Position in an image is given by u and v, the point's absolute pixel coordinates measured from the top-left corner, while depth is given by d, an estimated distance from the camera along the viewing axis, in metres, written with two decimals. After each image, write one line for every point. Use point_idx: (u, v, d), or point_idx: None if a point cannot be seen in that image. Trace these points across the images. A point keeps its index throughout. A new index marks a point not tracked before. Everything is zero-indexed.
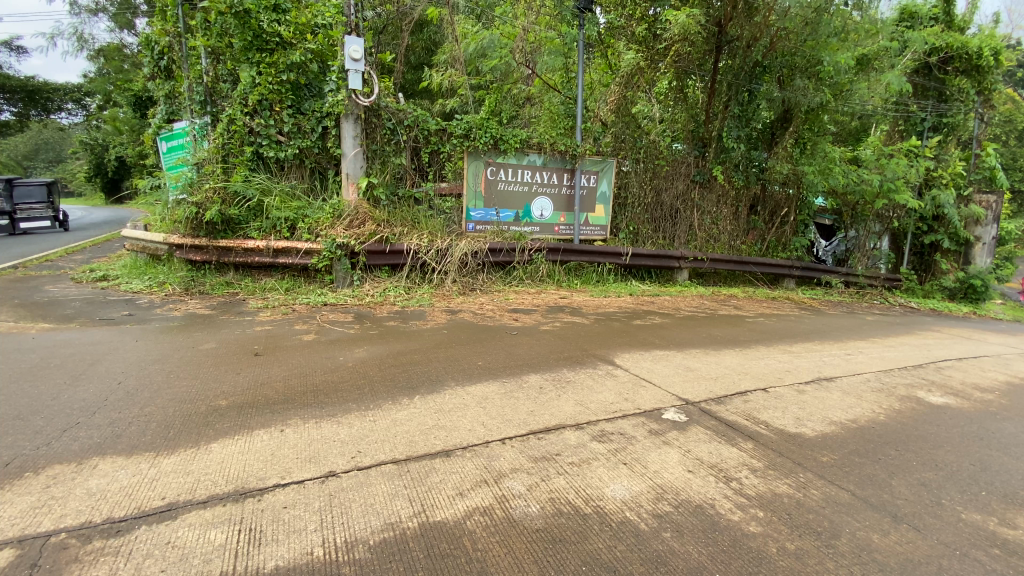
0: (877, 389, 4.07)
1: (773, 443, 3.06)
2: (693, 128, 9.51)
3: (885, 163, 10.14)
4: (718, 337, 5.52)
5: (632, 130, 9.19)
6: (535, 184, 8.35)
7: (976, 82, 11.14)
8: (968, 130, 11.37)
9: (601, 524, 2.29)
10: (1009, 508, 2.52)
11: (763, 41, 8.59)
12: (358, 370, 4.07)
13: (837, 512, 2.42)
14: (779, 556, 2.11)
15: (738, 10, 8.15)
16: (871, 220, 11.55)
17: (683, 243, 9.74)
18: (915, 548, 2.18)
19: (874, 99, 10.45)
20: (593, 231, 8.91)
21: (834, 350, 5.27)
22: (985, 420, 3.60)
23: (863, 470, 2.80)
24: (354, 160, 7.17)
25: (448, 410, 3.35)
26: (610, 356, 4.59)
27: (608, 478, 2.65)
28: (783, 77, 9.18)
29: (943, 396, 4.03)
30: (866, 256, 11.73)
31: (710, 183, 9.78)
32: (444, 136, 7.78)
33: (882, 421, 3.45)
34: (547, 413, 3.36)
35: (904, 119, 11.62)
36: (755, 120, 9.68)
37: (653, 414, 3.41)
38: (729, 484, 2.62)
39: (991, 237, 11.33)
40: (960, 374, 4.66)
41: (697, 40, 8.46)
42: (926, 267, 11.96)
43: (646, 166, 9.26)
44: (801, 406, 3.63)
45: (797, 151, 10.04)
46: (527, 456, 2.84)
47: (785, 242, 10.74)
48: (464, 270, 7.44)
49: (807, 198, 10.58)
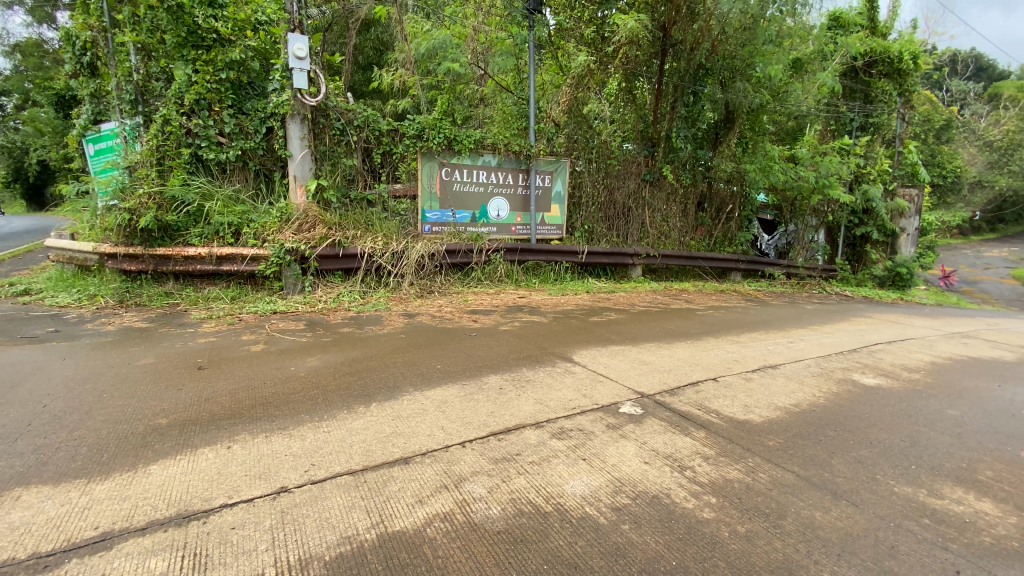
0: (817, 374, 4.32)
1: (724, 430, 3.18)
2: (642, 128, 9.77)
3: (819, 160, 10.84)
4: (670, 331, 5.69)
5: (584, 131, 9.35)
6: (490, 184, 8.36)
7: (897, 84, 11.98)
8: (892, 128, 12.27)
9: (561, 521, 2.30)
10: (936, 479, 2.72)
11: (706, 45, 8.93)
12: (311, 379, 3.93)
13: (784, 493, 2.54)
14: (731, 540, 2.19)
15: (681, 15, 8.45)
16: (808, 215, 12.31)
17: (636, 241, 10.01)
18: (853, 523, 2.31)
19: (808, 100, 11.05)
20: (549, 231, 9.04)
21: (777, 339, 5.54)
22: (913, 398, 3.88)
23: (806, 451, 2.96)
24: (302, 162, 6.95)
25: (406, 416, 3.29)
26: (569, 354, 4.65)
27: (568, 474, 2.67)
28: (725, 79, 9.49)
29: (875, 377, 4.33)
30: (804, 248, 12.41)
31: (660, 181, 10.11)
32: (396, 137, 7.64)
33: (822, 404, 3.66)
34: (507, 414, 3.36)
35: (835, 119, 12.37)
36: (701, 120, 10.00)
37: (610, 408, 3.47)
38: (682, 473, 2.70)
39: (913, 228, 12.27)
40: (890, 356, 5.02)
41: (643, 43, 8.72)
42: (858, 257, 12.73)
43: (599, 166, 9.46)
44: (748, 393, 3.80)
45: (740, 150, 10.45)
46: (487, 458, 2.82)
47: (730, 237, 11.28)
48: (421, 272, 7.33)
49: (750, 195, 11.14)
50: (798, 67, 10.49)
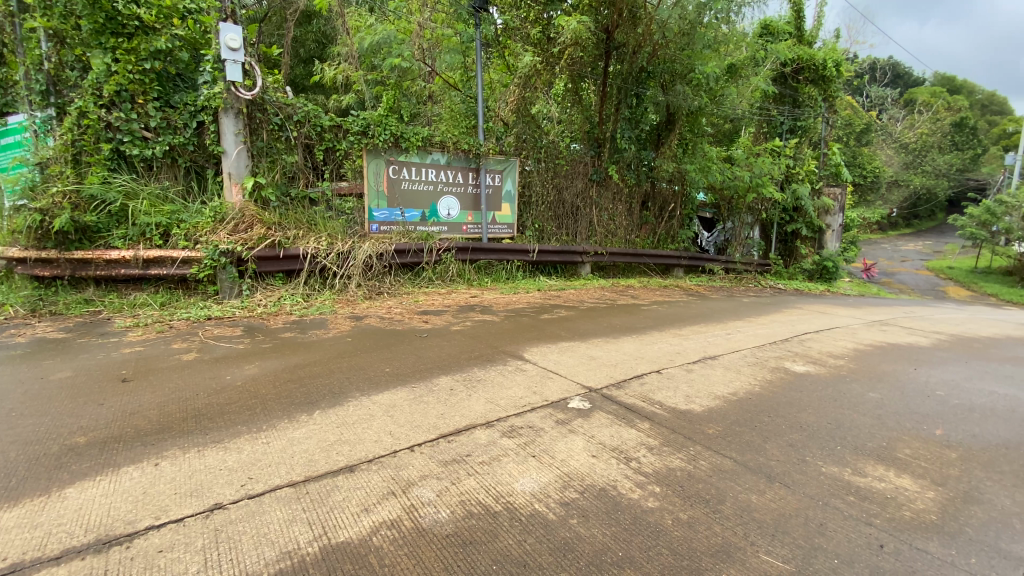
0: (752, 363, 4.56)
1: (668, 421, 3.29)
2: (589, 128, 9.96)
3: (753, 161, 11.48)
4: (618, 326, 5.83)
5: (533, 131, 9.41)
6: (439, 183, 8.25)
7: (821, 90, 12.83)
8: (818, 132, 13.18)
9: (510, 521, 2.30)
10: (858, 457, 2.93)
11: (647, 49, 9.18)
12: (249, 388, 3.73)
13: (723, 478, 2.66)
14: (674, 527, 2.26)
15: (623, 18, 8.62)
16: (744, 213, 12.88)
17: (585, 239, 10.21)
18: (785, 504, 2.45)
19: (742, 103, 11.53)
20: (500, 230, 9.04)
21: (716, 331, 5.81)
22: (838, 383, 4.17)
23: (743, 438, 3.11)
24: (237, 158, 6.60)
25: (351, 423, 3.18)
26: (519, 352, 4.66)
27: (518, 473, 2.67)
28: (666, 82, 9.81)
29: (805, 365, 4.62)
30: (741, 245, 13.08)
31: (607, 181, 10.35)
32: (340, 133, 7.38)
33: (757, 392, 3.86)
34: (457, 415, 3.32)
35: (767, 122, 12.93)
36: (644, 122, 10.39)
37: (560, 403, 3.52)
38: (628, 464, 2.77)
39: (837, 224, 13.23)
40: (818, 344, 5.37)
41: (588, 45, 8.84)
42: (789, 252, 13.60)
43: (547, 165, 9.57)
44: (690, 384, 3.95)
45: (681, 150, 10.81)
46: (436, 461, 2.78)
47: (673, 235, 11.74)
48: (369, 273, 7.14)
49: (690, 194, 11.65)
50: (733, 72, 11.03)
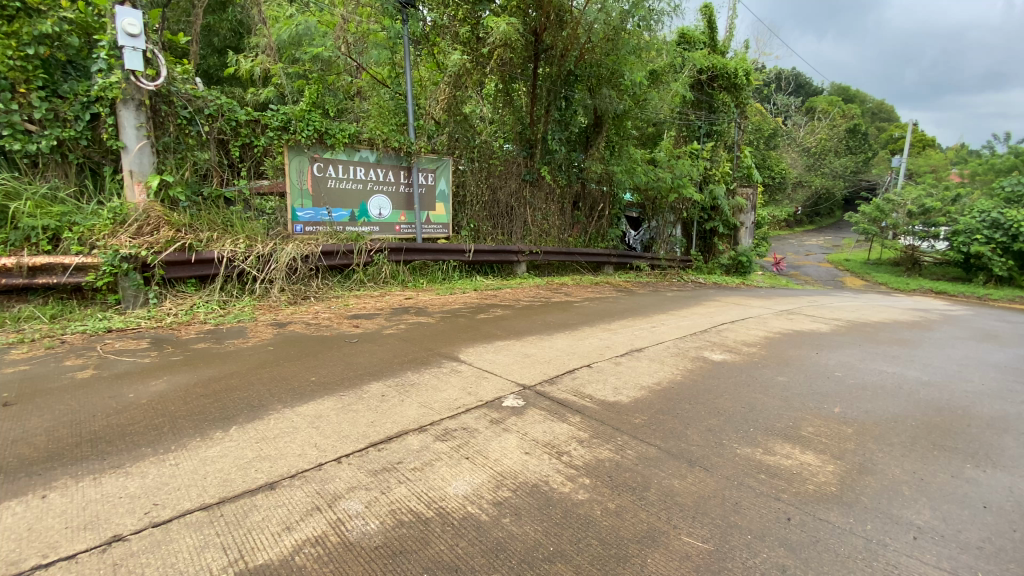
0: (675, 354, 4.81)
1: (598, 413, 3.39)
2: (520, 129, 10.07)
3: (675, 163, 12.17)
4: (552, 323, 5.94)
5: (465, 130, 9.28)
6: (369, 181, 8.00)
7: (733, 97, 13.77)
8: (732, 136, 14.16)
9: (442, 526, 2.27)
10: (768, 437, 3.16)
11: (574, 52, 9.37)
12: (156, 406, 3.42)
13: (648, 466, 2.77)
14: (603, 517, 2.33)
15: (550, 21, 8.79)
16: (666, 212, 13.60)
17: (520, 238, 10.31)
18: (704, 486, 2.60)
19: (664, 108, 12.17)
20: (435, 230, 8.90)
21: (643, 324, 6.08)
22: (751, 368, 4.49)
23: (667, 425, 3.26)
24: (139, 155, 6.01)
25: (273, 437, 3.01)
26: (454, 353, 4.62)
27: (450, 476, 2.64)
28: (593, 86, 10.15)
29: (722, 353, 4.93)
30: (665, 242, 13.84)
31: (539, 181, 10.49)
32: (257, 128, 7.03)
33: (680, 381, 4.07)
34: (388, 422, 3.23)
35: (687, 127, 13.75)
36: (573, 124, 10.66)
37: (493, 403, 3.52)
38: (560, 459, 2.82)
39: (751, 221, 14.36)
40: (733, 333, 5.76)
41: (517, 46, 8.90)
42: (708, 249, 14.52)
43: (481, 165, 9.55)
44: (618, 376, 4.10)
45: (608, 153, 11.29)
46: (364, 471, 2.68)
47: (603, 233, 12.15)
48: (293, 277, 6.78)
49: (618, 194, 12.10)
50: (655, 78, 11.56)
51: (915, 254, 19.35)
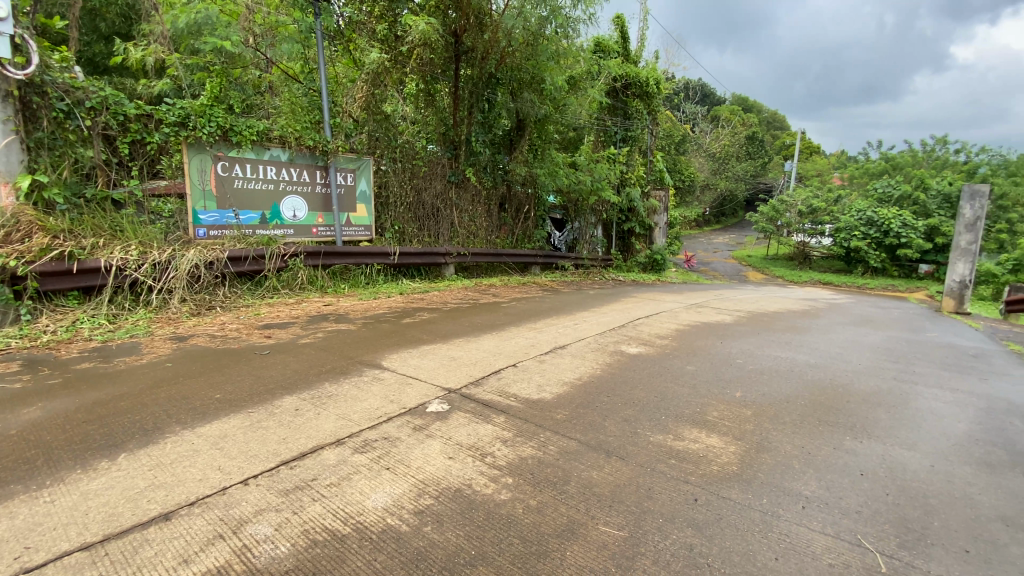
0: (596, 349, 5.00)
1: (521, 412, 3.44)
2: (443, 130, 9.98)
3: (594, 167, 12.70)
4: (478, 325, 5.94)
5: (386, 130, 9.03)
6: (281, 181, 7.62)
7: (646, 104, 14.55)
8: (646, 141, 14.95)
9: (359, 541, 2.19)
10: (679, 423, 3.37)
11: (495, 55, 9.38)
12: (26, 436, 3.00)
13: (569, 460, 2.85)
14: (524, 515, 2.36)
15: (470, 23, 8.76)
16: (588, 214, 14.09)
17: (446, 240, 10.21)
18: (621, 475, 2.72)
19: (583, 113, 12.63)
20: (356, 232, 8.61)
21: (566, 322, 6.25)
22: (664, 360, 4.77)
23: (587, 419, 3.38)
24: (5, 151, 5.24)
25: (170, 463, 2.75)
26: (376, 360, 4.48)
27: (369, 489, 2.55)
28: (514, 90, 10.30)
29: (639, 346, 5.20)
30: (588, 243, 14.30)
31: (464, 183, 10.44)
32: (151, 122, 6.43)
33: (599, 375, 4.23)
34: (302, 437, 3.06)
35: (604, 132, 14.38)
36: (496, 127, 10.74)
37: (416, 409, 3.45)
38: (483, 460, 2.82)
39: (663, 222, 15.41)
40: (649, 327, 6.09)
41: (437, 47, 8.82)
42: (627, 248, 15.26)
43: (404, 165, 9.36)
44: (542, 374, 4.18)
45: (532, 155, 11.49)
46: (275, 492, 2.53)
47: (529, 234, 12.36)
48: (196, 285, 6.23)
49: (542, 196, 12.36)
50: (574, 83, 11.93)
51: (806, 249, 21.53)
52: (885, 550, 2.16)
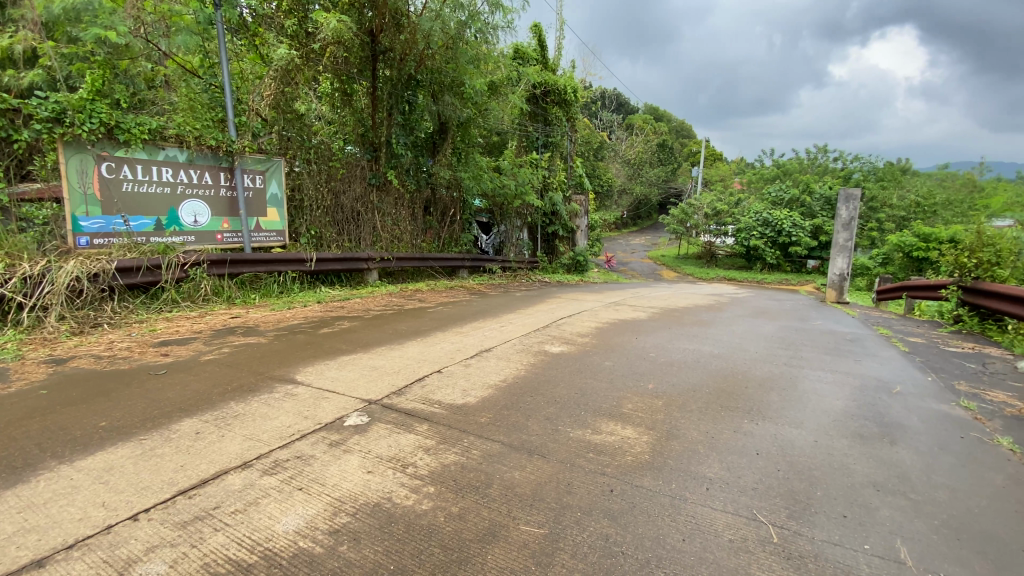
0: (520, 350, 5.07)
1: (444, 418, 3.40)
2: (362, 132, 9.66)
3: (517, 171, 12.89)
4: (402, 332, 5.80)
5: (299, 130, 8.63)
6: (179, 184, 7.01)
7: (565, 111, 15.01)
8: (566, 147, 15.44)
9: (268, 569, 2.05)
10: (598, 418, 3.50)
11: (414, 57, 9.22)
12: None
13: (492, 462, 2.86)
14: (446, 523, 2.33)
15: (387, 23, 8.57)
16: (514, 217, 14.31)
17: (369, 245, 9.86)
18: (542, 473, 2.77)
19: (505, 117, 12.77)
20: (268, 238, 8.09)
21: (492, 325, 6.29)
22: (586, 357, 4.94)
23: (510, 420, 3.41)
24: None
25: (42, 503, 2.42)
26: (290, 374, 4.23)
27: (280, 512, 2.40)
28: (435, 92, 10.03)
29: (561, 345, 5.35)
30: (514, 246, 14.53)
31: (386, 186, 10.15)
32: (19, 117, 5.66)
33: (523, 376, 4.30)
34: (205, 462, 2.82)
35: (526, 137, 14.68)
36: (418, 129, 10.57)
37: (333, 424, 3.30)
38: (404, 471, 2.76)
39: (584, 224, 15.85)
40: (572, 326, 6.29)
41: (352, 46, 8.54)
42: (552, 250, 15.66)
43: (319, 167, 8.94)
44: (466, 378, 4.17)
45: (455, 159, 11.43)
46: (172, 524, 2.31)
47: (456, 238, 12.29)
48: (77, 301, 5.54)
49: (467, 200, 12.35)
50: (495, 88, 12.05)
51: (712, 248, 23.32)
52: (776, 522, 2.38)
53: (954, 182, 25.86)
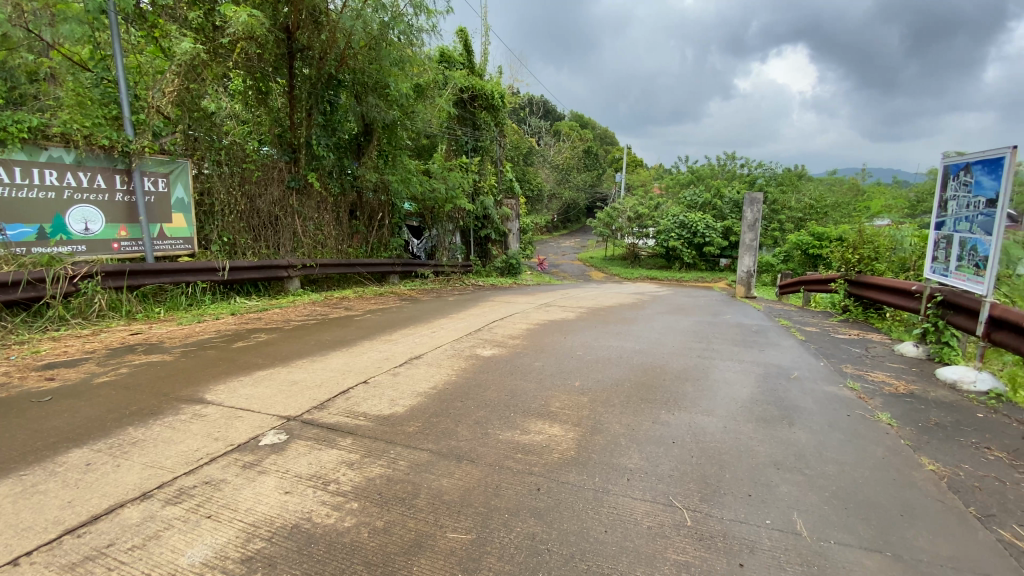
0: (451, 355, 5.04)
1: (369, 430, 3.30)
2: (279, 132, 9.19)
3: (447, 174, 12.70)
4: (326, 342, 5.55)
5: (206, 128, 7.93)
6: (66, 188, 6.31)
7: (493, 116, 15.13)
8: (495, 152, 15.56)
9: None
10: (526, 418, 3.55)
11: (334, 56, 8.95)
12: None
13: (419, 472, 2.81)
14: (369, 539, 2.26)
15: (304, 20, 8.30)
16: (445, 221, 14.06)
17: (289, 252, 9.35)
18: (470, 478, 2.76)
19: (433, 120, 12.66)
20: (174, 246, 7.50)
21: (422, 331, 6.19)
22: (516, 359, 5.00)
23: (439, 427, 3.38)
24: None
25: None
26: (200, 394, 3.92)
27: (185, 543, 2.22)
28: (358, 93, 9.79)
29: (492, 348, 5.37)
30: (446, 250, 14.27)
31: (307, 188, 9.65)
32: None
33: (453, 382, 4.27)
34: (97, 496, 2.55)
35: (455, 141, 14.65)
36: (341, 130, 10.22)
37: (248, 444, 3.10)
38: (326, 488, 2.64)
39: (516, 228, 16.38)
40: (503, 329, 6.34)
41: (265, 42, 8.19)
42: (485, 254, 15.79)
43: (232, 169, 8.32)
44: (394, 388, 4.07)
45: (382, 161, 11.16)
46: (55, 568, 2.06)
47: (385, 242, 12.01)
48: None
49: (396, 203, 12.10)
50: (421, 91, 11.92)
51: (636, 249, 24.48)
52: (690, 506, 2.53)
53: (841, 187, 28.92)
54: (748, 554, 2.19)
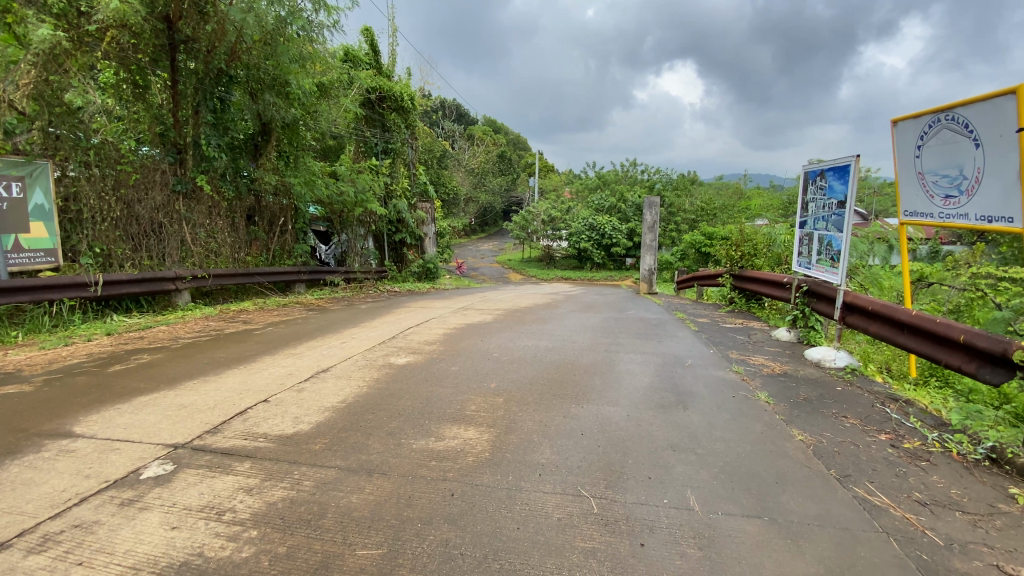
0: (362, 366, 4.88)
1: (271, 452, 3.11)
2: (160, 130, 8.26)
3: (356, 177, 12.26)
4: (222, 360, 5.12)
5: (70, 125, 6.94)
6: None
7: (402, 118, 14.89)
8: (407, 154, 15.29)
9: None
10: (441, 424, 3.54)
11: (223, 50, 8.35)
12: None
13: (327, 490, 2.70)
14: (271, 566, 2.14)
15: (188, 10, 7.56)
16: (355, 225, 13.54)
17: (176, 262, 8.49)
18: (381, 491, 2.70)
19: (338, 120, 12.23)
20: (35, 260, 6.57)
21: (332, 342, 5.92)
22: (429, 365, 4.96)
23: (348, 441, 3.26)
24: None
25: None
26: (66, 427, 3.45)
27: None
28: (253, 90, 9.29)
29: (406, 356, 5.28)
30: (358, 255, 13.83)
31: (196, 193, 8.86)
32: None
33: (364, 393, 4.13)
34: None
35: (364, 143, 14.19)
36: (234, 129, 9.54)
37: (126, 479, 2.78)
38: (220, 518, 2.45)
39: (433, 233, 16.11)
40: (418, 335, 6.25)
41: (142, 31, 7.31)
42: (400, 258, 15.42)
43: (102, 171, 7.39)
44: (298, 405, 3.86)
45: (282, 163, 10.58)
46: None
47: (288, 249, 11.35)
48: None
49: (300, 207, 11.41)
50: (324, 90, 11.45)
51: (550, 251, 25.25)
52: (597, 493, 2.67)
53: (728, 191, 31.99)
54: (648, 533, 2.36)
